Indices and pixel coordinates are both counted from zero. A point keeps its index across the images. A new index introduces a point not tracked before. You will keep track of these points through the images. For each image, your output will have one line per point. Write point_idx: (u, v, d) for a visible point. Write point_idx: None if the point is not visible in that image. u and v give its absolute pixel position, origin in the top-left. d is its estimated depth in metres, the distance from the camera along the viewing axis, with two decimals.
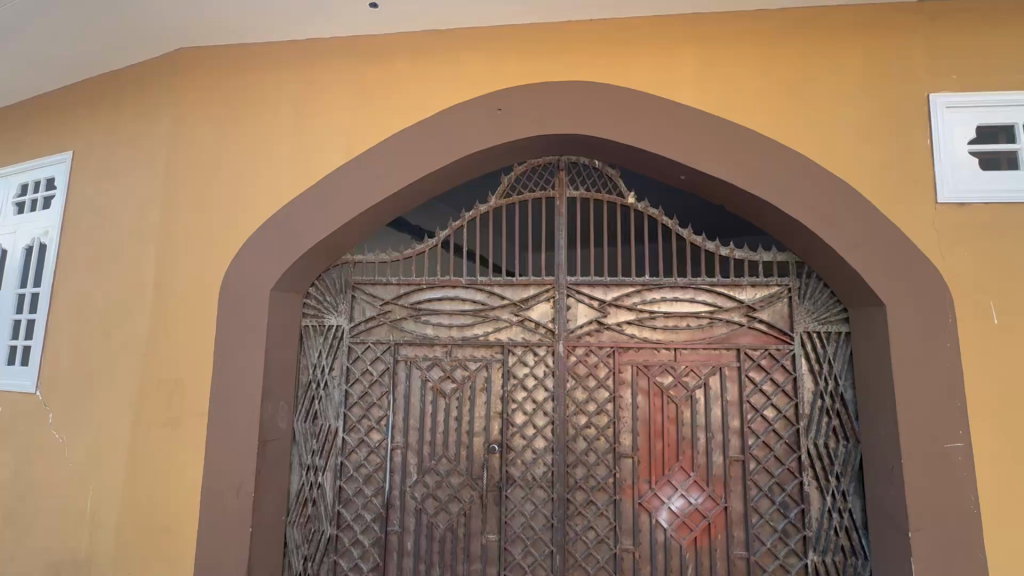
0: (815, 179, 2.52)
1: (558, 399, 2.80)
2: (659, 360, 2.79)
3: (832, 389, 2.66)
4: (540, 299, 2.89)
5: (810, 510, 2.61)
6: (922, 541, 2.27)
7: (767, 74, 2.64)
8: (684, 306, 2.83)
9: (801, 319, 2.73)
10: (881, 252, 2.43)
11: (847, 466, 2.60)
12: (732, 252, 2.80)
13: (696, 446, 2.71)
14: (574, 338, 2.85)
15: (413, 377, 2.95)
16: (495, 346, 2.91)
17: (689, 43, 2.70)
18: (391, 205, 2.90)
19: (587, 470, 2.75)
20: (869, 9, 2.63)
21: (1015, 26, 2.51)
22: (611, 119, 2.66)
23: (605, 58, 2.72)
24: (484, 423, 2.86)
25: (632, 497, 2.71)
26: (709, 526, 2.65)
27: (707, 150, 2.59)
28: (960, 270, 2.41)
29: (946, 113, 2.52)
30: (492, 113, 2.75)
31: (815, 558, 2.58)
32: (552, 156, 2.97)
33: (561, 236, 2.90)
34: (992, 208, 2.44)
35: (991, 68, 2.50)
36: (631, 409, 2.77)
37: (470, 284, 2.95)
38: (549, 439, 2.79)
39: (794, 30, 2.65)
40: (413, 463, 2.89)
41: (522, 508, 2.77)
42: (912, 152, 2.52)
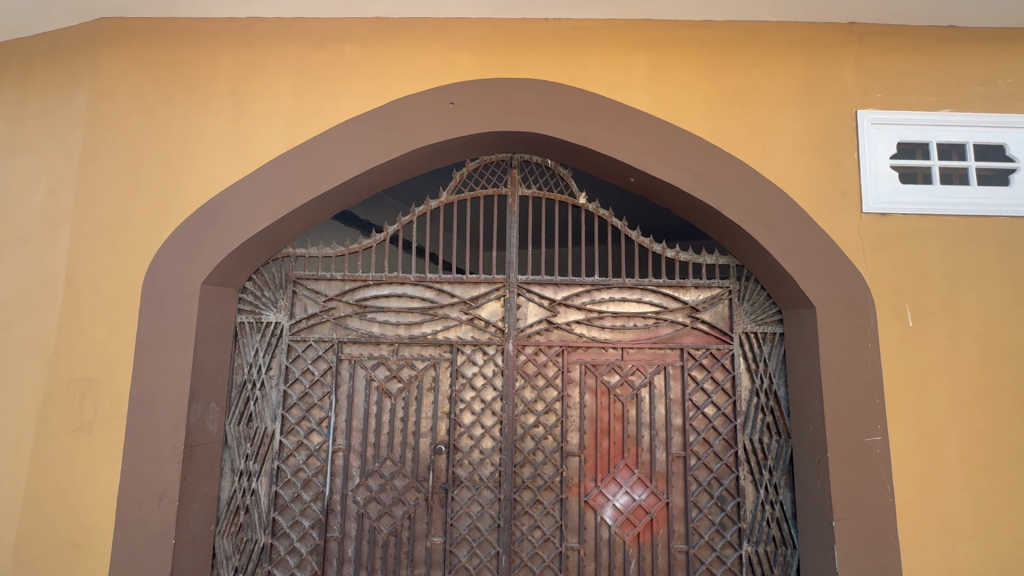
0: (756, 186, 2.60)
1: (507, 398, 2.77)
2: (607, 359, 2.82)
3: (767, 387, 2.77)
4: (490, 297, 2.85)
5: (745, 503, 2.70)
6: (844, 530, 2.40)
7: (713, 81, 2.70)
8: (631, 306, 2.86)
9: (740, 319, 2.82)
10: (814, 257, 2.54)
11: (780, 460, 2.72)
12: (678, 253, 2.86)
13: (640, 443, 2.75)
14: (523, 337, 2.83)
15: (357, 377, 2.84)
16: (443, 345, 2.84)
17: (641, 46, 2.72)
18: (335, 199, 2.77)
19: (534, 469, 2.75)
20: (809, 24, 2.74)
21: (929, 52, 2.71)
22: (562, 118, 2.65)
23: (558, 56, 2.70)
24: (430, 424, 2.79)
25: (578, 495, 2.73)
26: (651, 521, 2.71)
27: (655, 153, 2.63)
28: (882, 276, 2.56)
29: (871, 129, 2.67)
30: (442, 107, 2.67)
31: (748, 549, 2.68)
32: (505, 153, 2.92)
33: (512, 235, 2.86)
34: (912, 218, 2.60)
35: (908, 90, 2.69)
36: (579, 408, 2.78)
37: (418, 281, 2.87)
38: (498, 439, 2.76)
39: (740, 40, 2.73)
40: (356, 466, 2.78)
41: (468, 509, 2.73)
42: (843, 163, 2.65)
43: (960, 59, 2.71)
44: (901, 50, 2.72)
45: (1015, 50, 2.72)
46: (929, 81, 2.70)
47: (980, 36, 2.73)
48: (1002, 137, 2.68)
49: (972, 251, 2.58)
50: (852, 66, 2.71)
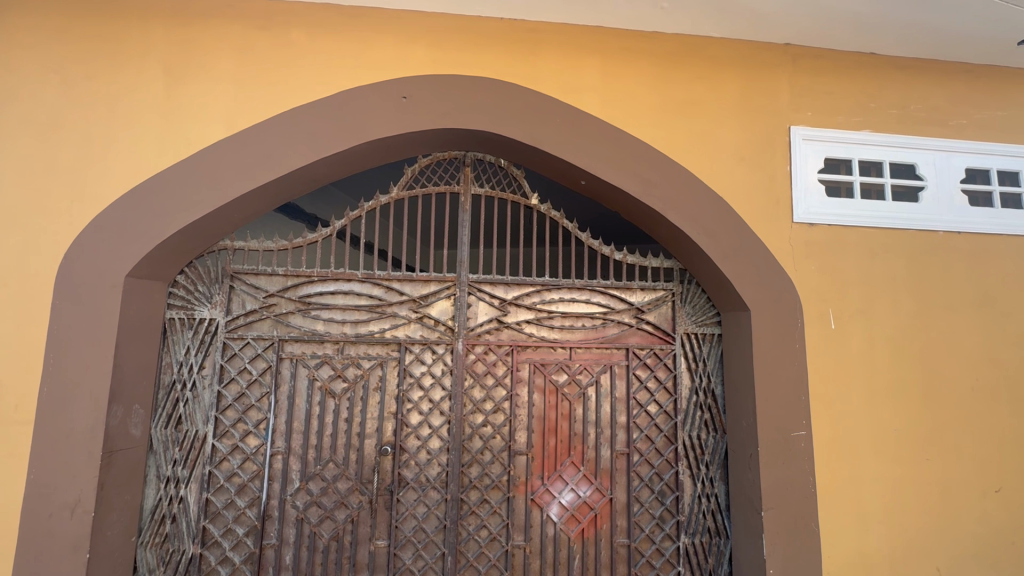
0: (699, 193, 2.72)
1: (455, 398, 2.75)
2: (555, 358, 2.86)
3: (705, 385, 2.90)
4: (440, 296, 2.82)
5: (683, 496, 2.82)
6: (772, 519, 2.55)
7: (660, 91, 2.80)
8: (580, 307, 2.92)
9: (682, 320, 2.94)
10: (749, 263, 2.70)
11: (716, 455, 2.85)
12: (626, 256, 2.94)
13: (586, 441, 2.81)
14: (473, 336, 2.82)
15: (299, 376, 2.73)
16: (391, 344, 2.78)
17: (593, 52, 2.77)
18: (278, 189, 2.64)
19: (482, 469, 2.74)
20: (749, 43, 2.90)
21: (852, 77, 2.95)
22: (516, 118, 2.66)
23: (513, 57, 2.71)
24: (376, 425, 2.72)
25: (525, 493, 2.75)
26: (595, 517, 2.77)
27: (606, 158, 2.69)
28: (809, 281, 2.75)
29: (803, 144, 2.86)
30: (394, 100, 2.61)
31: (686, 541, 2.79)
32: (458, 151, 2.90)
33: (464, 233, 2.84)
34: (837, 229, 2.81)
35: (834, 110, 2.91)
36: (527, 407, 2.80)
37: (366, 278, 2.79)
38: (445, 440, 2.73)
39: (687, 53, 2.85)
40: (295, 469, 2.67)
41: (414, 511, 2.69)
42: (777, 174, 2.82)
43: (878, 84, 2.96)
44: (830, 73, 2.94)
45: (924, 79, 3.01)
46: (853, 103, 2.93)
47: (896, 65, 3.00)
48: (914, 157, 2.95)
49: (886, 260, 2.82)
50: (787, 85, 2.90)
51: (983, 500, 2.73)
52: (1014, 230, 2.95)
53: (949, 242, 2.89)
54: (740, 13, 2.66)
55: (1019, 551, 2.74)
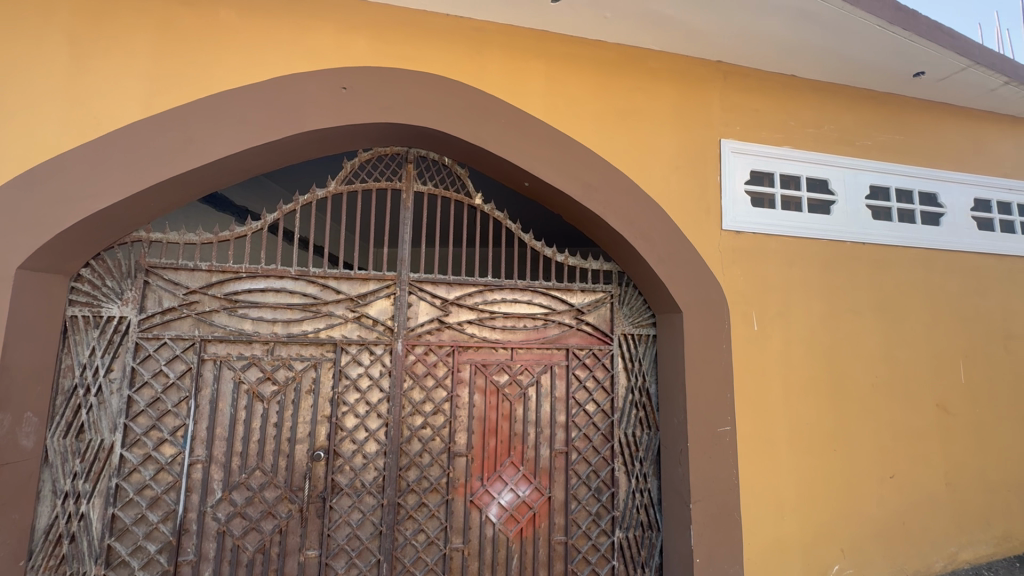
0: (637, 199, 2.82)
1: (394, 400, 2.68)
2: (496, 359, 2.86)
3: (640, 384, 3.01)
4: (379, 295, 2.73)
5: (619, 492, 2.90)
6: (699, 511, 2.68)
7: (602, 98, 2.88)
8: (522, 307, 2.93)
9: (620, 321, 3.03)
10: (682, 267, 2.82)
11: (649, 451, 2.97)
12: (567, 258, 2.98)
13: (526, 441, 2.83)
14: (413, 336, 2.76)
15: (223, 379, 2.55)
16: (326, 344, 2.66)
17: (538, 56, 2.80)
18: (202, 178, 2.46)
19: (420, 472, 2.69)
20: (684, 58, 3.05)
21: (774, 96, 3.18)
22: (460, 116, 2.63)
23: (458, 55, 2.68)
24: (308, 429, 2.59)
25: (464, 495, 2.73)
26: (533, 516, 2.79)
27: (549, 161, 2.72)
28: (735, 286, 2.92)
29: (732, 156, 3.04)
30: (333, 90, 2.50)
31: (620, 535, 2.87)
32: (401, 147, 2.82)
33: (405, 231, 2.77)
34: (760, 237, 3.01)
35: (759, 127, 3.12)
36: (468, 408, 2.78)
37: (299, 275, 2.65)
38: (382, 443, 2.65)
39: (628, 63, 2.94)
40: (217, 479, 2.49)
41: (348, 518, 2.59)
42: (708, 184, 2.98)
43: (797, 105, 3.21)
44: (756, 91, 3.15)
45: (836, 102, 3.30)
46: (776, 120, 3.16)
47: (812, 88, 3.27)
48: (828, 173, 3.22)
49: (802, 267, 3.06)
50: (717, 100, 3.07)
51: (879, 485, 3.03)
52: (908, 242, 3.30)
53: (855, 252, 3.18)
54: (677, 28, 2.79)
55: (908, 530, 3.06)
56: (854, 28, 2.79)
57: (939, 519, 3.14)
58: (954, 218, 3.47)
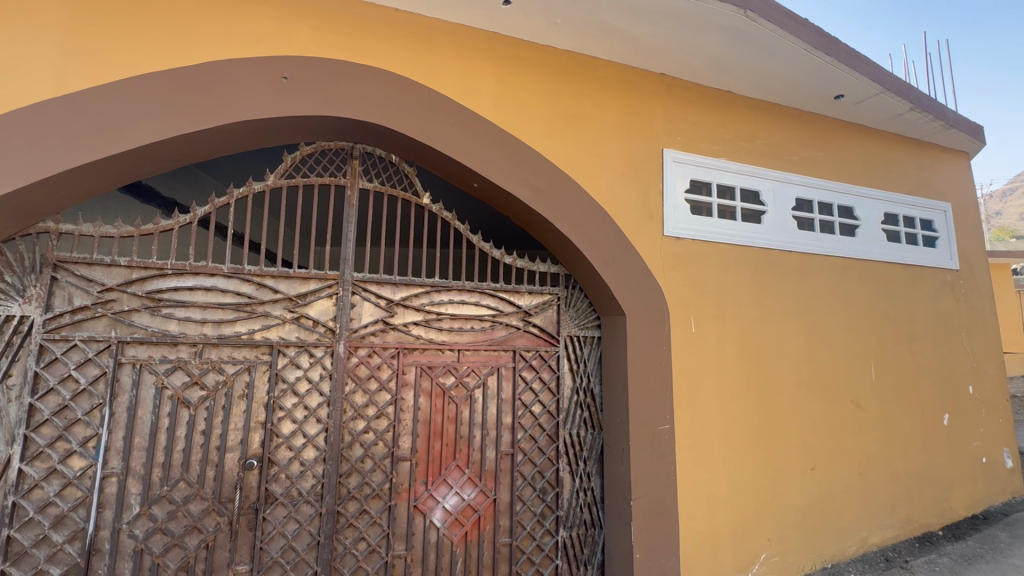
0: (584, 204, 2.87)
1: (335, 404, 2.58)
2: (443, 361, 2.82)
3: (585, 385, 3.07)
4: (320, 295, 2.63)
5: (563, 492, 2.94)
6: (639, 508, 2.76)
7: (552, 103, 2.92)
8: (469, 309, 2.91)
9: (566, 324, 3.08)
10: (626, 271, 2.90)
11: (593, 451, 3.03)
12: (515, 260, 2.99)
13: (472, 443, 2.81)
14: (356, 338, 2.67)
15: (144, 384, 2.35)
16: (261, 347, 2.52)
17: (489, 58, 2.80)
18: (122, 166, 2.26)
19: (361, 478, 2.60)
20: (630, 69, 3.15)
21: (712, 111, 3.35)
22: (409, 113, 2.56)
23: (407, 51, 2.63)
24: (239, 436, 2.44)
25: (407, 500, 2.66)
26: (478, 519, 2.77)
27: (498, 162, 2.71)
28: (674, 289, 3.05)
29: (673, 165, 3.17)
30: (272, 79, 2.38)
31: (564, 535, 2.91)
32: (346, 142, 2.72)
33: (349, 229, 2.67)
34: (698, 243, 3.16)
35: (697, 138, 3.28)
36: (412, 411, 2.72)
37: (233, 273, 2.50)
38: (321, 449, 2.54)
39: (577, 70, 3.00)
40: (134, 493, 2.29)
41: (282, 529, 2.46)
42: (650, 191, 3.09)
43: (732, 120, 3.40)
44: (695, 104, 3.31)
45: (767, 119, 3.53)
46: (713, 133, 3.33)
47: (746, 105, 3.47)
48: (759, 185, 3.42)
49: (736, 273, 3.23)
50: (660, 112, 3.20)
51: (801, 477, 3.25)
52: (829, 251, 3.57)
53: (783, 259, 3.41)
54: (624, 39, 2.88)
55: (826, 517, 3.30)
56: (784, 50, 2.99)
57: (852, 506, 3.41)
58: (867, 230, 3.80)
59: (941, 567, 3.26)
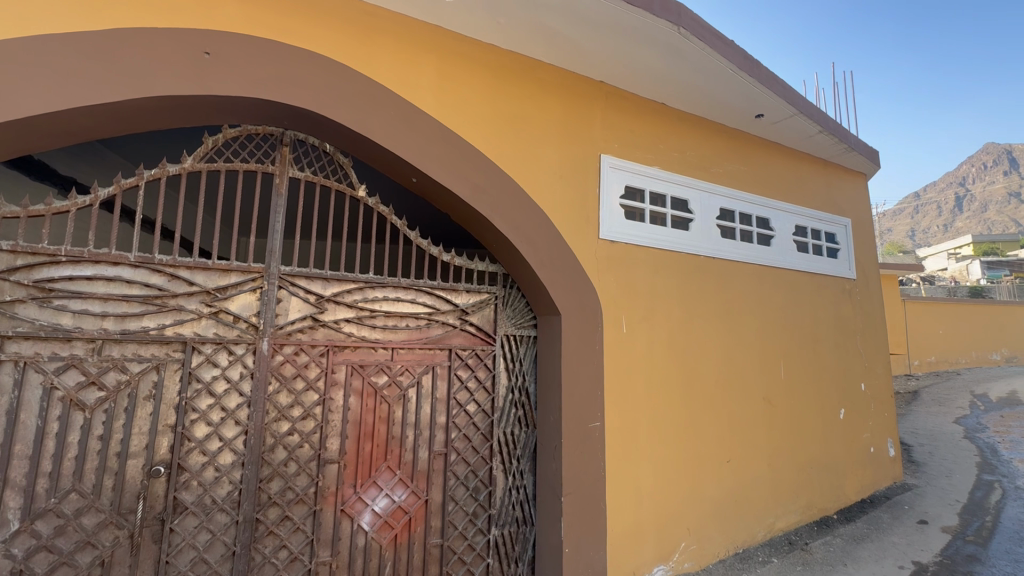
0: (524, 204, 2.89)
1: (256, 405, 2.42)
2: (375, 359, 2.73)
3: (520, 383, 3.10)
4: (242, 289, 2.46)
5: (496, 491, 2.94)
6: (569, 504, 2.82)
7: (493, 102, 2.92)
8: (404, 306, 2.85)
9: (503, 323, 3.09)
10: (563, 271, 2.96)
11: (526, 449, 3.07)
12: (453, 258, 2.96)
13: (404, 444, 2.74)
14: (282, 335, 2.52)
15: (29, 385, 2.08)
16: (173, 343, 2.32)
17: (431, 51, 2.75)
18: (6, 137, 1.99)
19: (284, 483, 2.46)
20: (571, 74, 3.22)
21: (646, 121, 3.50)
22: (346, 101, 2.45)
23: (345, 37, 2.52)
24: (145, 441, 2.23)
25: (334, 504, 2.55)
26: (409, 521, 2.71)
27: (438, 158, 2.66)
28: (607, 291, 3.15)
29: (610, 171, 3.27)
30: (192, 53, 2.19)
31: (496, 533, 2.91)
32: (275, 127, 2.57)
33: (277, 219, 2.52)
34: (630, 247, 3.28)
35: (632, 146, 3.41)
36: (342, 412, 2.61)
37: (140, 263, 2.28)
38: (240, 453, 2.38)
39: (519, 71, 3.03)
40: (13, 508, 2.02)
41: (193, 540, 2.27)
42: (587, 195, 3.17)
43: (664, 131, 3.57)
44: (631, 113, 3.44)
45: (696, 132, 3.74)
46: (647, 142, 3.48)
47: (678, 117, 3.66)
48: (688, 194, 3.62)
49: (664, 276, 3.40)
50: (598, 118, 3.30)
51: (718, 469, 3.48)
52: (747, 258, 3.85)
53: (707, 265, 3.62)
54: (565, 44, 2.94)
55: (739, 506, 3.55)
56: (713, 68, 3.18)
57: (762, 494, 3.69)
58: (780, 240, 4.13)
59: (834, 547, 3.60)
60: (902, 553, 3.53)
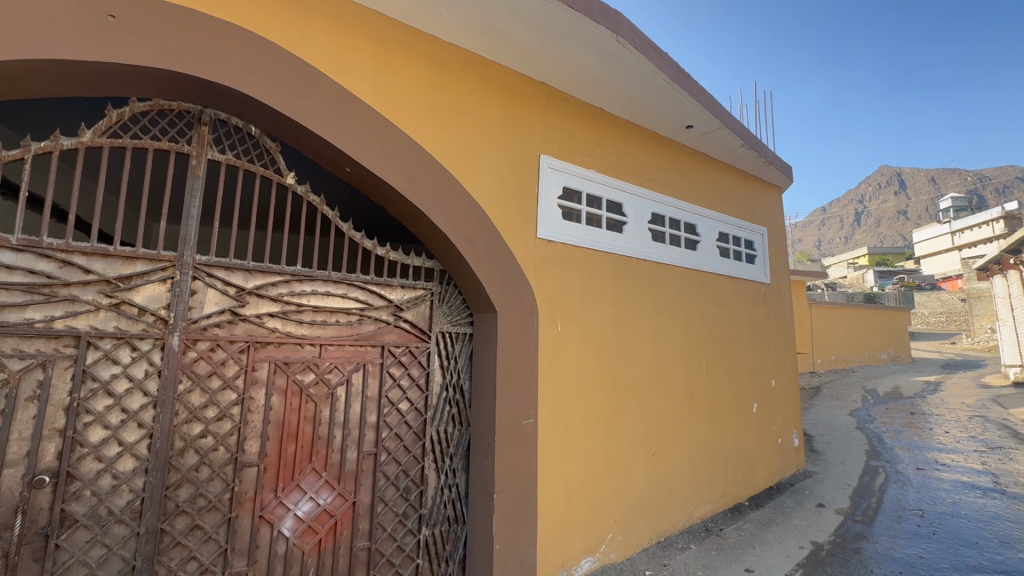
0: (462, 200, 2.86)
1: (163, 405, 2.23)
2: (301, 356, 2.59)
3: (454, 381, 3.08)
4: (150, 279, 2.25)
5: (428, 490, 2.90)
6: (501, 501, 2.82)
7: (434, 95, 2.87)
8: (335, 301, 2.73)
9: (438, 320, 3.05)
10: (500, 269, 2.96)
11: (458, 447, 3.05)
12: (389, 252, 2.87)
13: (331, 444, 2.62)
14: (195, 329, 2.33)
15: None
16: (64, 338, 2.07)
17: (369, 36, 2.65)
18: None
19: (195, 489, 2.27)
20: (512, 72, 3.23)
21: (585, 124, 3.59)
22: (274, 81, 2.30)
23: (275, 13, 2.37)
24: (25, 448, 1.95)
25: (251, 510, 2.39)
26: (335, 524, 2.60)
27: (375, 147, 2.56)
28: (543, 290, 3.20)
29: (548, 172, 3.33)
30: (93, 14, 1.96)
31: (426, 533, 2.87)
32: (193, 104, 2.37)
33: (194, 205, 2.32)
34: (566, 247, 3.35)
35: (571, 149, 3.48)
36: (263, 412, 2.46)
37: (24, 246, 2.00)
38: (143, 459, 2.17)
39: (460, 65, 2.99)
40: None
41: (84, 556, 2.03)
42: (525, 194, 3.20)
43: (601, 135, 3.68)
44: (571, 116, 3.51)
45: (631, 138, 3.88)
46: (585, 145, 3.57)
47: (614, 122, 3.78)
48: (622, 198, 3.75)
49: (598, 276, 3.50)
50: (538, 119, 3.34)
51: (643, 461, 3.64)
52: (675, 261, 4.05)
53: (638, 266, 3.78)
54: (508, 41, 2.94)
55: (661, 497, 3.73)
56: (648, 77, 3.32)
57: (683, 485, 3.91)
58: (705, 246, 4.39)
59: (745, 532, 3.88)
60: (802, 534, 3.86)
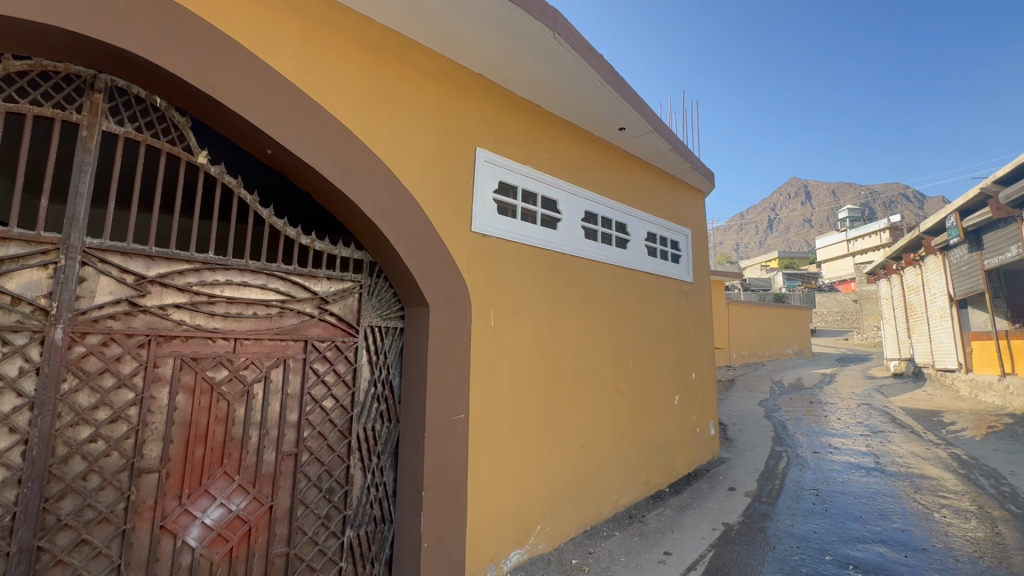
0: (394, 190, 2.76)
1: (43, 407, 1.96)
2: (212, 351, 2.39)
3: (383, 377, 2.98)
4: (26, 264, 1.97)
5: (353, 491, 2.79)
6: (430, 498, 2.75)
7: (365, 78, 2.74)
8: (252, 292, 2.55)
9: (367, 314, 2.94)
10: (433, 262, 2.90)
11: (387, 445, 2.96)
12: (314, 242, 2.73)
13: (245, 446, 2.45)
14: (84, 321, 2.07)
15: None
16: None
17: (294, 10, 2.48)
18: None
19: (81, 500, 2.01)
20: (449, 61, 3.17)
21: (521, 120, 3.60)
22: (184, 49, 2.09)
23: None
24: None
25: (151, 520, 2.17)
26: (249, 531, 2.43)
27: (300, 129, 2.40)
28: (476, 283, 3.17)
29: (483, 165, 3.31)
30: None
31: (351, 535, 2.75)
32: (84, 68, 2.09)
33: (84, 182, 2.07)
34: (500, 242, 3.35)
35: (506, 143, 3.48)
36: (166, 413, 2.24)
37: None
38: (15, 469, 1.89)
39: (394, 50, 2.88)
40: None
41: None
42: (460, 187, 3.16)
43: (537, 132, 3.71)
44: (507, 110, 3.51)
45: (566, 136, 3.95)
46: (521, 141, 3.59)
47: (550, 119, 3.82)
48: (557, 194, 3.81)
49: (531, 271, 3.53)
50: (474, 111, 3.30)
51: (571, 452, 3.72)
52: (606, 258, 4.18)
53: (570, 263, 3.86)
54: (444, 29, 2.88)
55: (588, 486, 3.85)
56: (583, 76, 3.39)
57: (608, 474, 4.05)
58: (634, 245, 4.56)
59: (665, 517, 4.10)
60: (716, 517, 4.14)
